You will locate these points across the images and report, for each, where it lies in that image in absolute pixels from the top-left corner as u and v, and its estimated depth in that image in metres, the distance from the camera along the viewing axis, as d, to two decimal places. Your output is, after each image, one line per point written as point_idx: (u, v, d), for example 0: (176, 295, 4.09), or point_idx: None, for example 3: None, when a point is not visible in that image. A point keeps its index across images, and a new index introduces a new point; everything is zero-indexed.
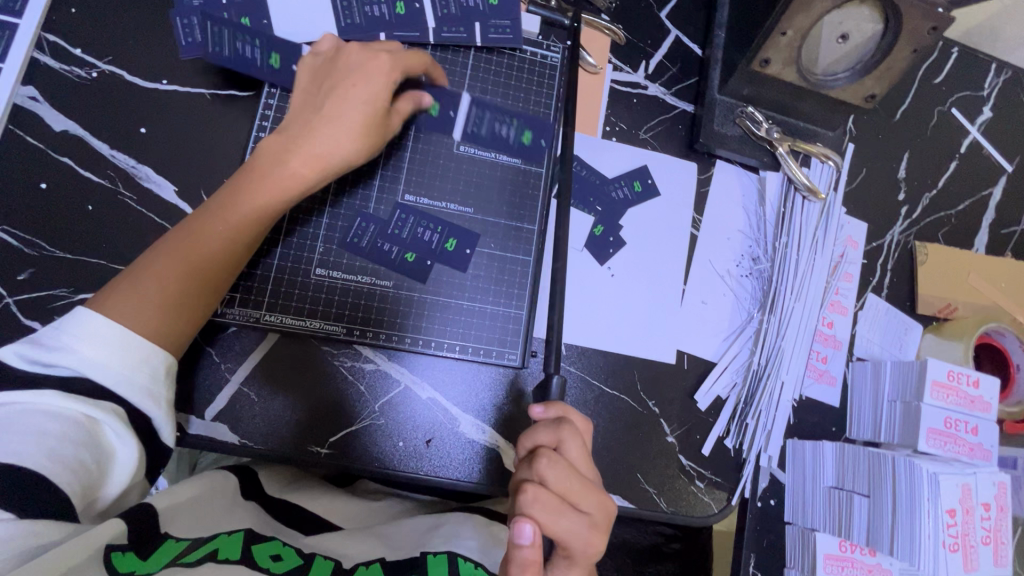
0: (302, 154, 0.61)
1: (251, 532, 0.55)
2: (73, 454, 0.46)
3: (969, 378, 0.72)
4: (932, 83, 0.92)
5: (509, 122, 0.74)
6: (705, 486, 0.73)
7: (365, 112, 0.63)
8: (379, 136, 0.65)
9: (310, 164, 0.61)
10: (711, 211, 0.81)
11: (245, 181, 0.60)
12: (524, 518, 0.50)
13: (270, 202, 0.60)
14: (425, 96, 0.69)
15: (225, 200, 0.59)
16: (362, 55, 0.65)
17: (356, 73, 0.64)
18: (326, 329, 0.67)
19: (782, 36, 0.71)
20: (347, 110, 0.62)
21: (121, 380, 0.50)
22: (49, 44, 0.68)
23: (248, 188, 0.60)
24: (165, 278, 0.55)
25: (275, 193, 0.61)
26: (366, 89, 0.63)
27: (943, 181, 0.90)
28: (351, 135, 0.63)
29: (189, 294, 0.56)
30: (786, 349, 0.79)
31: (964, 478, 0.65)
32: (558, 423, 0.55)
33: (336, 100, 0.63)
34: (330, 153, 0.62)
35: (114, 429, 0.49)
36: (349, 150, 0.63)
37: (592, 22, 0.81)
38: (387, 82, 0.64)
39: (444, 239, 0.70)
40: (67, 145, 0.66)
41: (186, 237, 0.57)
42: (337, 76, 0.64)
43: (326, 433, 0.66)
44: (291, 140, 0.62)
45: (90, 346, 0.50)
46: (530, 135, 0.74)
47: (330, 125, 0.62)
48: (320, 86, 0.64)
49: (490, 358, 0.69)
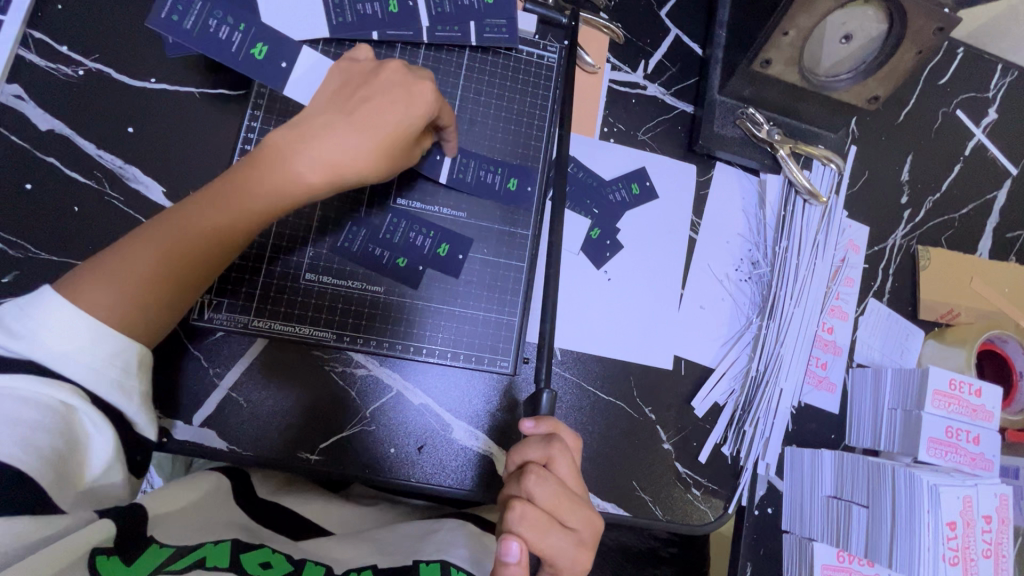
0: (311, 161, 0.53)
1: (239, 542, 0.52)
2: (48, 444, 0.45)
3: (972, 387, 0.71)
4: (937, 84, 0.90)
5: (494, 170, 0.72)
6: (701, 494, 0.72)
7: (390, 129, 0.55)
8: (398, 160, 0.57)
9: (318, 176, 0.54)
10: (710, 214, 0.80)
11: (244, 180, 0.53)
12: (511, 535, 0.49)
13: (268, 212, 0.54)
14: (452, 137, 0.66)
15: (219, 198, 0.53)
16: (403, 71, 0.58)
17: (392, 86, 0.57)
18: (316, 335, 0.66)
19: (784, 36, 0.69)
20: (373, 125, 0.55)
21: (94, 371, 0.48)
22: (35, 41, 0.67)
23: (246, 191, 0.53)
24: (133, 269, 0.51)
25: (276, 204, 0.54)
26: (399, 107, 0.56)
27: (946, 184, 0.89)
28: (367, 150, 0.54)
29: (156, 292, 0.51)
30: (785, 357, 0.77)
31: (966, 489, 0.64)
32: (549, 439, 0.54)
33: (365, 108, 0.55)
34: (343, 166, 0.54)
35: (89, 416, 0.48)
36: (361, 167, 0.55)
37: (590, 21, 0.79)
38: (424, 104, 0.57)
39: (437, 244, 0.69)
40: (53, 145, 0.65)
41: (167, 228, 0.52)
42: (373, 85, 0.57)
43: (316, 440, 0.64)
44: (304, 139, 0.54)
45: (60, 335, 0.47)
46: (515, 183, 0.72)
47: (348, 134, 0.54)
48: (350, 91, 0.57)
49: (483, 365, 0.68)
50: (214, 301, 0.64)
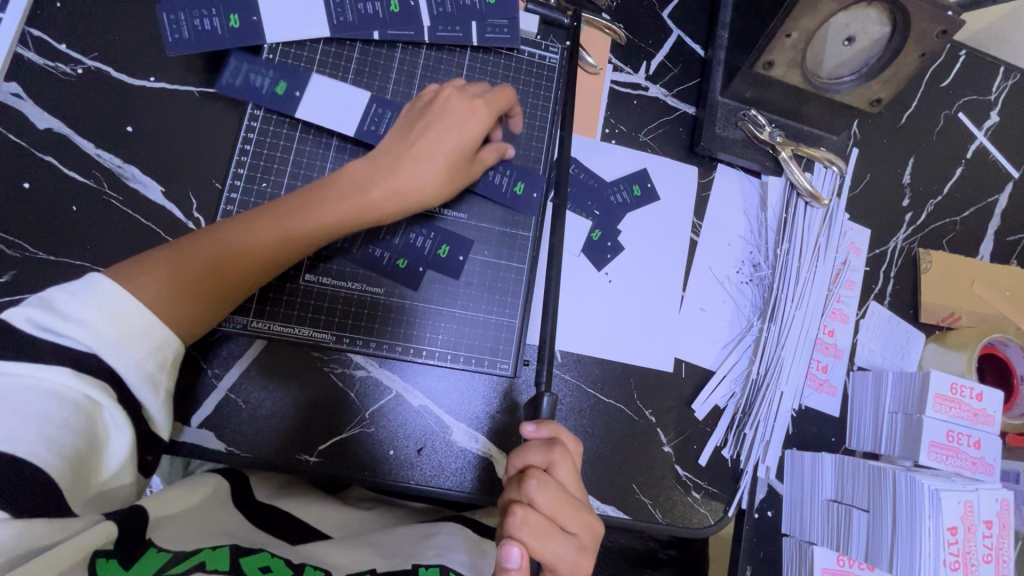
0: (380, 185, 0.60)
1: (236, 547, 0.51)
2: (70, 444, 0.44)
3: (973, 392, 0.71)
4: (939, 86, 0.90)
5: (503, 172, 0.72)
6: (701, 497, 0.72)
7: (452, 155, 0.62)
8: (457, 184, 0.64)
9: (385, 198, 0.60)
10: (712, 216, 0.79)
11: (318, 197, 0.59)
12: (511, 540, 0.49)
13: (339, 226, 0.59)
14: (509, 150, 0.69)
15: (294, 206, 0.58)
16: (461, 100, 0.64)
17: (452, 114, 0.63)
18: (315, 336, 0.65)
19: (787, 38, 0.69)
20: (435, 152, 0.62)
21: (131, 364, 0.48)
22: (33, 39, 0.66)
23: (321, 206, 0.58)
24: (204, 260, 0.54)
25: (347, 220, 0.59)
26: (459, 133, 0.62)
27: (948, 187, 0.89)
28: (432, 175, 0.61)
29: (221, 284, 0.55)
30: (786, 360, 0.77)
31: (966, 494, 0.64)
32: (550, 443, 0.54)
33: (428, 137, 0.62)
34: (409, 191, 0.61)
35: (113, 415, 0.47)
36: (426, 192, 0.62)
37: (592, 21, 0.79)
38: (479, 129, 0.63)
39: (437, 245, 0.69)
40: (52, 143, 0.65)
41: (242, 229, 0.56)
42: (434, 114, 0.63)
43: (314, 441, 0.64)
44: (375, 168, 0.60)
45: (106, 325, 0.47)
46: (522, 187, 0.72)
47: (415, 160, 0.61)
48: (416, 119, 0.63)
49: (483, 367, 0.68)
50: None
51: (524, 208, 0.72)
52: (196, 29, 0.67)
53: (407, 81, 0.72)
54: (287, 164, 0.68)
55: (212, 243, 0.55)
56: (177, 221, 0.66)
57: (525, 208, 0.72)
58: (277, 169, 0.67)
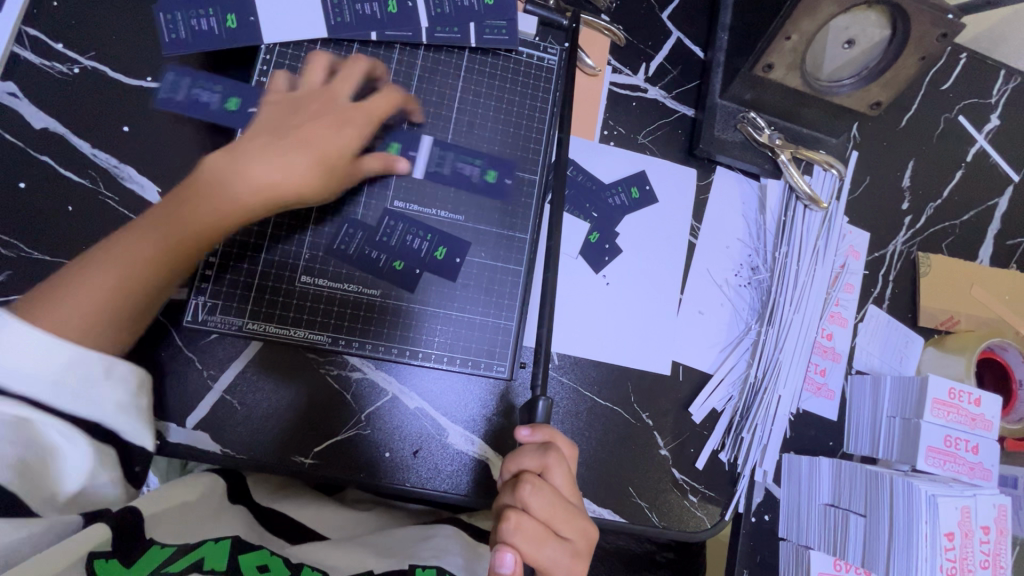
0: (250, 181, 0.58)
1: (238, 541, 0.52)
2: (13, 454, 0.46)
3: (971, 396, 0.71)
4: (939, 90, 0.90)
5: (472, 162, 0.71)
6: (698, 501, 0.72)
7: (330, 153, 0.61)
8: (334, 183, 0.62)
9: (259, 196, 0.58)
10: (710, 218, 0.79)
11: (187, 204, 0.57)
12: (505, 545, 0.49)
13: (220, 222, 0.57)
14: (398, 161, 0.67)
15: (182, 203, 0.57)
16: (337, 106, 0.64)
17: (324, 119, 0.63)
18: (311, 338, 0.65)
19: (787, 40, 0.69)
20: (313, 148, 0.61)
21: (61, 381, 0.49)
22: (29, 39, 0.66)
23: (201, 203, 0.57)
24: (105, 273, 0.53)
25: (222, 216, 0.57)
26: (337, 134, 0.62)
27: (947, 190, 0.88)
28: (303, 170, 0.60)
29: (108, 313, 0.53)
30: (784, 363, 0.77)
31: (964, 500, 0.63)
32: (545, 447, 0.54)
33: (302, 134, 0.61)
34: (281, 184, 0.59)
35: (52, 426, 0.48)
36: (301, 189, 0.60)
37: (591, 23, 0.78)
38: (357, 131, 0.64)
39: (434, 247, 0.69)
40: (48, 143, 0.65)
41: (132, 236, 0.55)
42: (308, 113, 0.63)
43: (310, 443, 0.64)
44: (241, 163, 0.58)
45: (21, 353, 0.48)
46: (493, 175, 0.72)
47: (284, 153, 0.59)
48: (289, 116, 0.62)
49: (480, 369, 0.68)
50: (209, 304, 0.63)
51: (497, 195, 0.71)
52: (191, 29, 0.67)
53: (405, 81, 0.71)
54: None
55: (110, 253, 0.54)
56: None
57: (497, 196, 0.71)
58: None
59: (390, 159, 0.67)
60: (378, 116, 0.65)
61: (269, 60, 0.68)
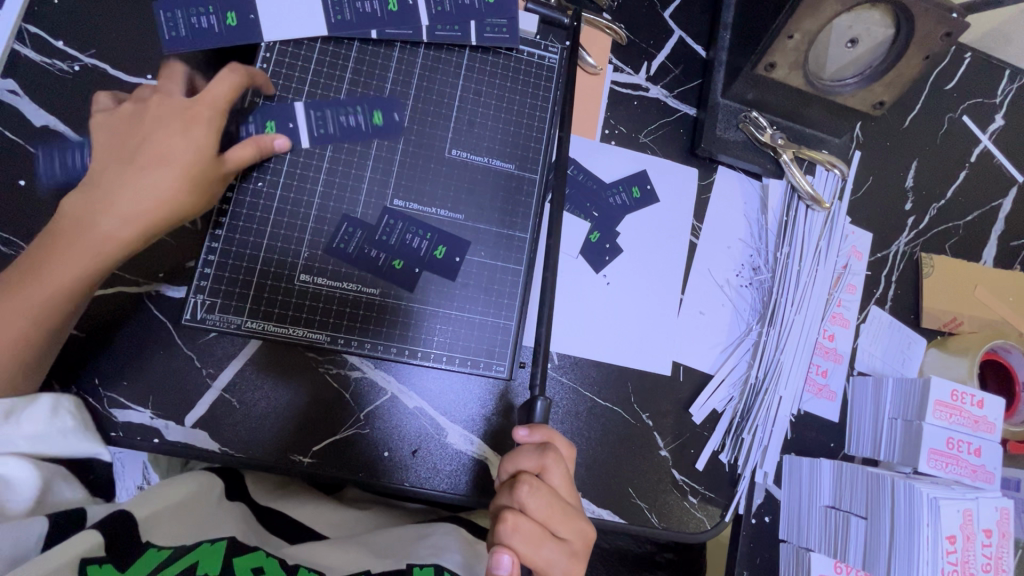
0: (124, 207, 0.57)
1: (234, 543, 0.52)
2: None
3: (973, 399, 0.70)
4: (943, 90, 0.89)
5: (355, 111, 0.69)
6: (698, 502, 0.71)
7: (189, 162, 0.59)
8: (206, 188, 0.60)
9: (128, 224, 0.57)
10: (712, 218, 0.79)
11: (53, 247, 0.56)
12: (503, 548, 0.49)
13: (93, 256, 0.57)
14: (272, 140, 0.64)
15: (52, 242, 0.57)
16: (174, 105, 0.61)
17: (167, 124, 0.60)
18: (309, 337, 0.65)
19: (789, 39, 0.68)
20: (167, 162, 0.59)
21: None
22: (30, 36, 0.66)
23: (68, 241, 0.57)
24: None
25: (95, 246, 0.57)
26: (182, 139, 0.59)
27: (951, 191, 0.88)
28: (164, 182, 0.58)
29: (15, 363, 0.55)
30: (785, 364, 0.76)
31: (966, 503, 0.63)
32: (542, 448, 0.54)
33: (149, 151, 0.59)
34: (157, 205, 0.58)
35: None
36: (165, 203, 0.58)
37: (592, 21, 0.78)
38: (205, 128, 0.60)
39: (434, 246, 0.68)
40: (48, 141, 0.64)
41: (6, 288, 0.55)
42: (146, 126, 0.60)
43: (309, 441, 0.64)
44: (94, 196, 0.57)
45: None
46: (379, 116, 0.69)
47: (139, 174, 0.58)
48: (130, 130, 0.60)
49: (479, 369, 0.67)
50: (208, 302, 0.63)
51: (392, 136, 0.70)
52: (191, 27, 0.67)
53: (405, 80, 0.71)
54: (284, 163, 0.67)
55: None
56: None
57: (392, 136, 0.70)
58: (274, 167, 0.66)
59: (265, 143, 0.64)
60: (222, 108, 0.62)
61: (269, 58, 0.68)
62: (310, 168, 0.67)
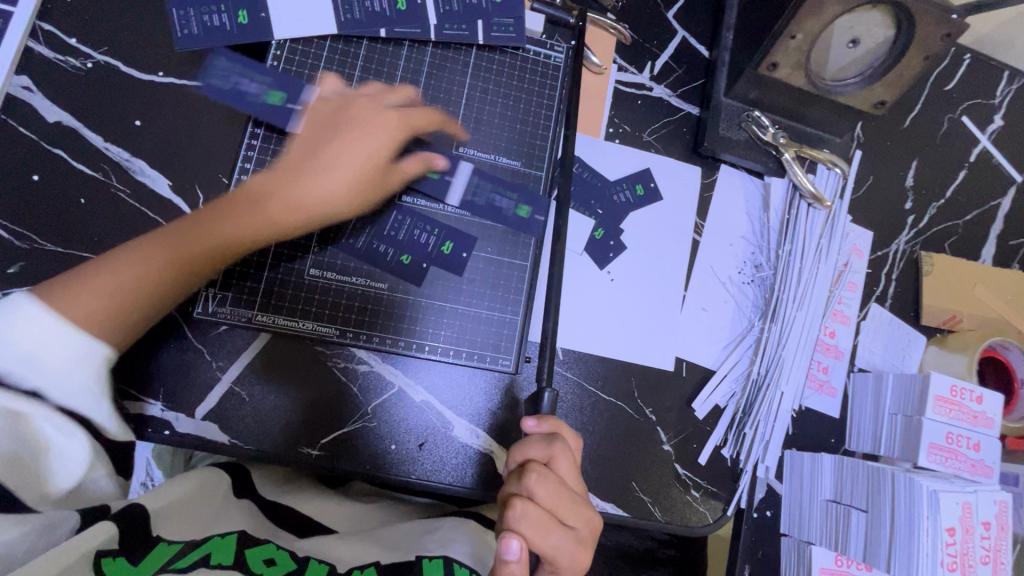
0: (307, 199, 0.63)
1: (243, 535, 0.53)
2: (12, 450, 0.46)
3: (973, 394, 0.71)
4: (943, 90, 0.90)
5: (506, 195, 0.72)
6: (700, 496, 0.72)
7: (364, 167, 0.65)
8: (371, 194, 0.66)
9: (282, 215, 0.63)
10: (715, 216, 0.80)
11: (205, 216, 0.61)
12: (511, 533, 0.49)
13: (235, 244, 0.61)
14: (437, 158, 0.69)
15: (191, 214, 0.61)
16: (375, 111, 0.67)
17: (367, 127, 0.66)
18: (319, 330, 0.66)
19: (791, 40, 0.69)
20: (353, 163, 0.65)
21: (64, 379, 0.50)
22: (44, 33, 0.67)
23: (207, 226, 0.60)
24: (110, 283, 0.55)
25: (227, 241, 0.61)
26: (367, 143, 0.65)
27: (951, 190, 0.89)
28: (337, 184, 0.64)
29: (129, 308, 0.56)
30: (786, 360, 0.77)
31: (965, 496, 0.64)
32: (551, 438, 0.55)
33: (333, 149, 0.65)
34: (325, 206, 0.64)
35: (48, 420, 0.48)
36: (333, 204, 0.64)
37: (597, 21, 0.79)
38: (387, 138, 0.66)
39: (441, 242, 0.69)
40: (61, 136, 0.65)
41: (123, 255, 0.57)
42: (341, 125, 0.66)
43: (317, 434, 0.65)
44: (279, 180, 0.64)
45: (22, 336, 0.49)
46: (525, 210, 0.72)
47: (318, 171, 0.64)
48: (324, 131, 0.66)
49: (485, 363, 0.68)
50: (218, 295, 0.64)
51: (526, 229, 0.72)
52: (204, 25, 0.68)
53: (413, 78, 0.72)
54: None
55: (107, 266, 0.56)
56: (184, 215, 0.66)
57: (526, 229, 0.72)
58: None
59: (431, 159, 0.69)
60: (410, 125, 0.68)
61: (280, 56, 0.69)
62: None
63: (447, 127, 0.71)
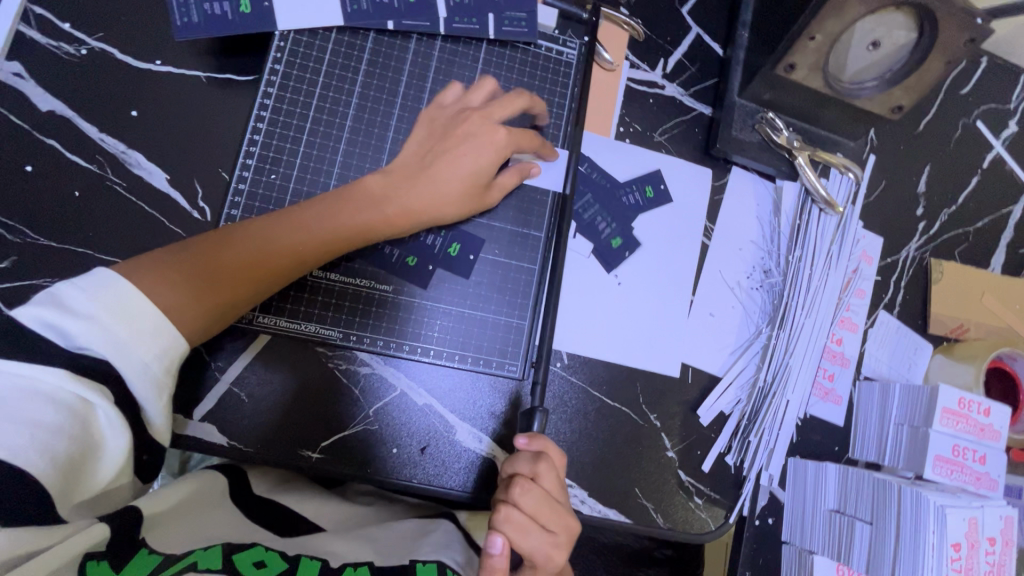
0: (424, 200, 0.62)
1: (229, 544, 0.51)
2: (63, 450, 0.42)
3: (980, 407, 0.70)
4: (958, 94, 0.89)
5: (607, 222, 0.74)
6: (703, 503, 0.71)
7: (471, 178, 0.63)
8: (478, 204, 0.65)
9: (382, 217, 0.61)
10: (725, 218, 0.78)
11: (338, 209, 0.60)
12: (494, 532, 0.51)
13: (353, 236, 0.60)
14: (533, 167, 0.68)
15: (344, 201, 0.60)
16: (484, 124, 0.64)
17: (473, 140, 0.64)
18: (322, 333, 0.64)
19: (810, 41, 0.67)
20: (457, 171, 0.63)
21: (137, 368, 0.47)
22: (36, 18, 0.65)
23: (325, 212, 0.60)
24: (215, 263, 0.55)
25: (319, 236, 0.59)
26: (473, 158, 0.63)
27: (963, 197, 0.88)
28: (447, 197, 0.63)
29: (209, 296, 0.54)
30: (793, 367, 0.77)
31: (971, 511, 0.63)
32: (538, 456, 0.54)
33: (442, 161, 0.63)
34: (414, 210, 0.62)
35: (107, 415, 0.45)
36: (438, 213, 0.63)
37: (611, 16, 0.77)
38: (497, 155, 0.64)
39: (448, 243, 0.68)
40: (54, 126, 0.63)
41: (219, 241, 0.56)
42: (451, 138, 0.64)
43: (317, 437, 0.63)
44: (396, 186, 0.62)
45: (115, 318, 0.46)
46: (617, 242, 0.74)
47: (431, 182, 0.62)
48: (436, 142, 0.64)
49: (491, 368, 0.67)
50: None
51: (611, 259, 0.73)
52: (204, 13, 0.65)
53: (423, 72, 0.70)
54: (297, 157, 0.66)
55: (207, 252, 0.55)
56: (182, 211, 0.64)
57: (611, 259, 0.73)
58: (287, 160, 0.66)
59: (526, 169, 0.68)
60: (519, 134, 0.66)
61: (283, 47, 0.67)
62: (323, 161, 0.66)
63: (543, 151, 0.69)
